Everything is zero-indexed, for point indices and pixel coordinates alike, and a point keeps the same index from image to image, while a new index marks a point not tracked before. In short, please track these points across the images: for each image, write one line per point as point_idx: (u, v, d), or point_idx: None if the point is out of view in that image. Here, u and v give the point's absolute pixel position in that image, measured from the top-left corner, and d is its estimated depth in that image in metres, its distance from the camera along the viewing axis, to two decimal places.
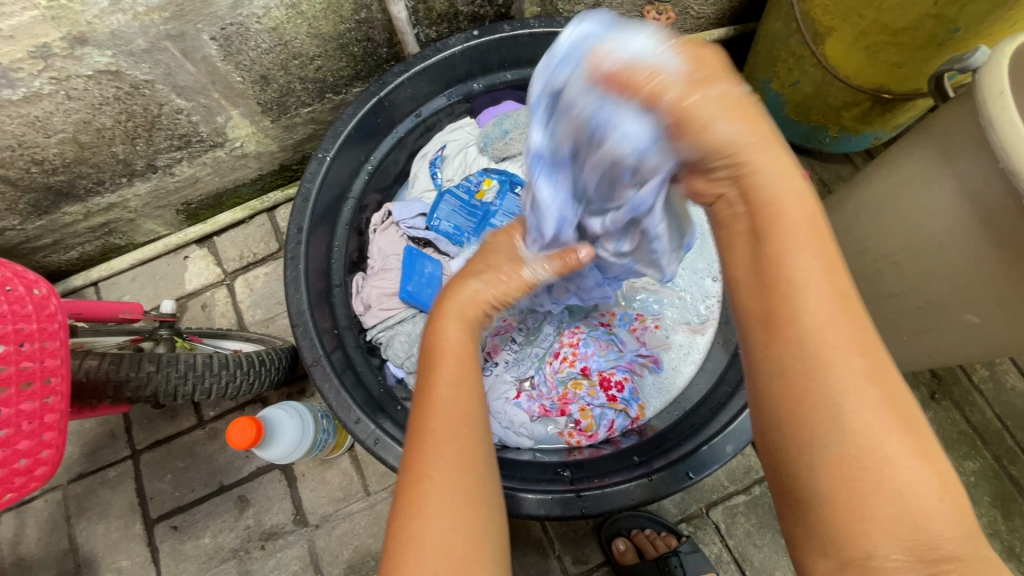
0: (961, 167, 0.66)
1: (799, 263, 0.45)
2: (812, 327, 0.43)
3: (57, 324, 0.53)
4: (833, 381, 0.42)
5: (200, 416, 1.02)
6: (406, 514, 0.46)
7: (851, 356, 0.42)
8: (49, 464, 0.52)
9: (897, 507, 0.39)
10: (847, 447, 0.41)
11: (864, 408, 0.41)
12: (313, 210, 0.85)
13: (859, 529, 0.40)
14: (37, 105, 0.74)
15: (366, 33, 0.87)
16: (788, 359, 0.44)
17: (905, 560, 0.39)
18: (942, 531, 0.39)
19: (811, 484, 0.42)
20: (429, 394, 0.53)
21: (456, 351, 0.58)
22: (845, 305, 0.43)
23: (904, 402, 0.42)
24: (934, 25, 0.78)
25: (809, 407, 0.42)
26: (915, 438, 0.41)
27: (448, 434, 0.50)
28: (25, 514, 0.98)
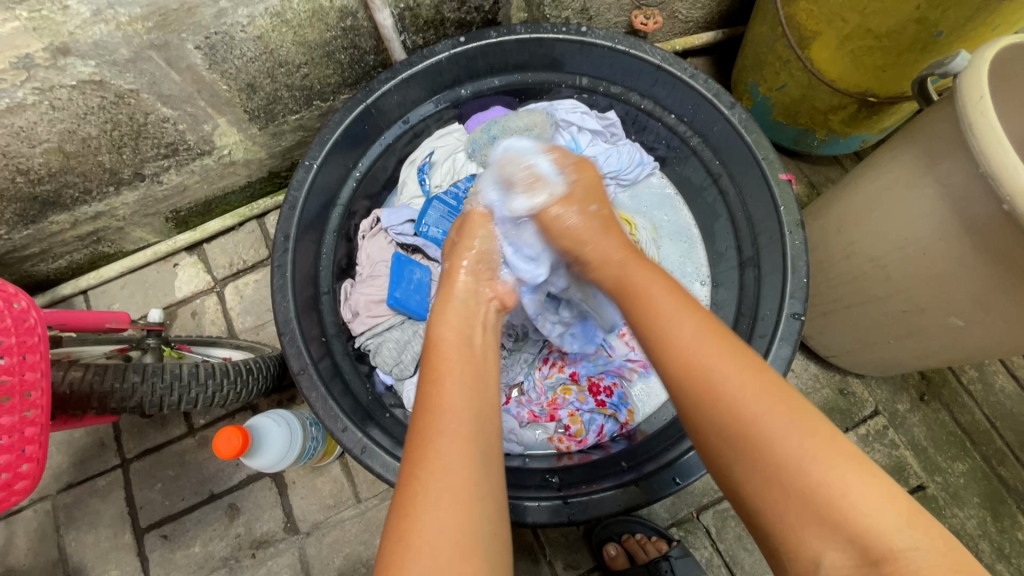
0: (943, 172, 0.66)
1: (675, 316, 0.56)
2: (698, 361, 0.52)
3: (38, 338, 0.53)
4: (719, 408, 0.49)
5: (190, 424, 1.01)
6: (395, 522, 0.47)
7: (730, 379, 0.50)
8: (29, 478, 0.52)
9: (823, 513, 0.43)
10: (757, 462, 0.46)
11: (756, 420, 0.47)
12: (300, 217, 0.85)
13: (796, 538, 0.44)
14: (20, 115, 0.74)
15: (352, 41, 0.87)
16: (696, 395, 0.51)
17: (845, 559, 0.42)
18: (872, 525, 0.42)
19: (752, 508, 0.47)
20: (433, 390, 0.54)
21: (447, 348, 0.58)
22: (720, 344, 0.52)
23: (807, 413, 0.48)
24: (917, 30, 0.79)
25: (713, 433, 0.49)
26: (815, 438, 0.46)
27: (436, 433, 0.50)
28: (14, 524, 0.97)
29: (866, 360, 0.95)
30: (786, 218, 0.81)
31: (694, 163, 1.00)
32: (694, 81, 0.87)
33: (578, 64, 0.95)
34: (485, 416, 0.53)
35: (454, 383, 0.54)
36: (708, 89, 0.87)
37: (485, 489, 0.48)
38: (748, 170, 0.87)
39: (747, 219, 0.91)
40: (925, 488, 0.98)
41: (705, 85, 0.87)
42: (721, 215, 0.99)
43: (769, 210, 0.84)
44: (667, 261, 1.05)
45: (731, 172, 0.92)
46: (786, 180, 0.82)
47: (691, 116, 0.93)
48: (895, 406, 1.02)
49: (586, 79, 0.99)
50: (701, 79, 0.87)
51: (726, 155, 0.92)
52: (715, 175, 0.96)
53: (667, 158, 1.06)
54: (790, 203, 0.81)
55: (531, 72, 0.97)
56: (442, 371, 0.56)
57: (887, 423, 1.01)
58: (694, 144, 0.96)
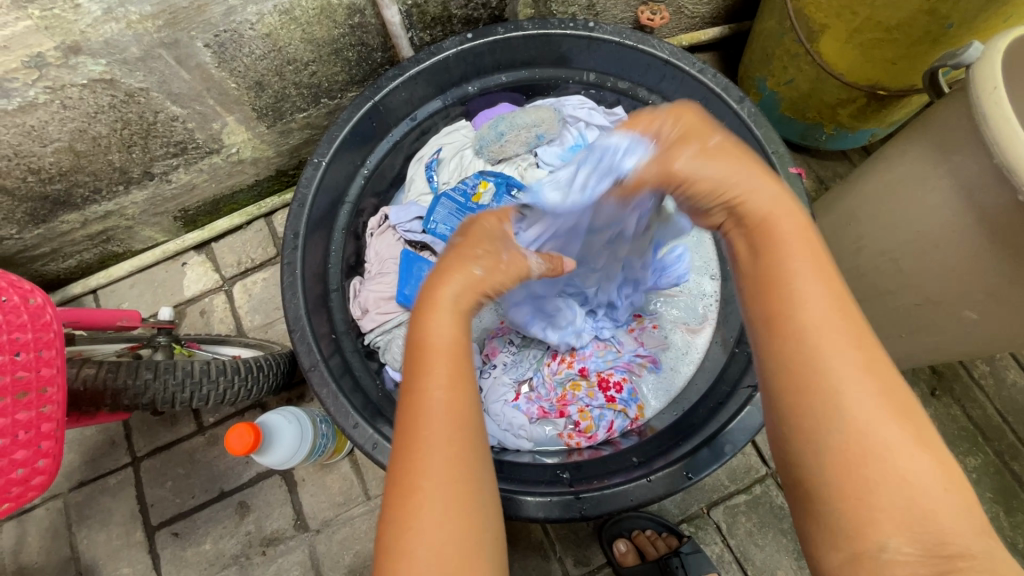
0: (956, 163, 0.66)
1: (795, 274, 0.47)
2: (817, 326, 0.44)
3: (54, 334, 0.53)
4: (831, 378, 0.43)
5: (200, 422, 1.02)
6: (395, 532, 0.44)
7: (846, 353, 0.44)
8: (46, 474, 0.52)
9: (904, 502, 0.40)
10: (851, 440, 0.41)
11: (864, 400, 0.42)
12: (309, 214, 0.85)
13: (866, 521, 0.40)
14: (32, 114, 0.75)
15: (360, 38, 0.87)
16: (785, 360, 0.45)
17: (911, 547, 0.39)
18: (949, 522, 0.39)
19: (819, 477, 0.42)
20: (420, 395, 0.48)
21: (443, 346, 0.50)
22: (841, 318, 0.45)
23: (899, 399, 0.43)
24: (928, 22, 0.78)
25: (814, 398, 0.43)
26: (911, 430, 0.42)
27: (434, 448, 0.46)
28: (26, 523, 0.98)
29: None
30: None
31: None
32: (702, 75, 0.87)
33: (585, 59, 0.95)
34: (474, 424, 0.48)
35: (442, 391, 0.48)
36: (717, 84, 0.87)
37: (475, 498, 0.46)
38: None
39: None
40: None
41: (714, 79, 0.87)
42: None
43: None
44: None
45: None
46: (796, 172, 0.82)
47: None
48: None
49: (594, 75, 0.99)
50: (710, 74, 0.87)
51: None
52: None
53: None
54: (800, 197, 0.81)
55: (538, 68, 0.97)
56: (427, 373, 0.49)
57: None
58: None
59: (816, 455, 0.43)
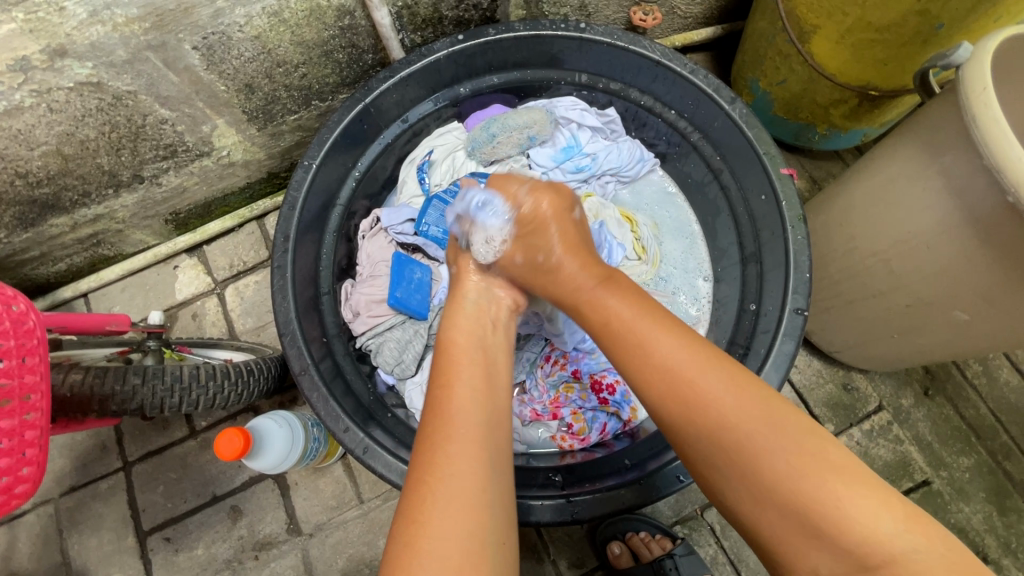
0: (946, 165, 0.65)
1: (656, 338, 0.55)
2: (676, 388, 0.51)
3: (37, 340, 0.52)
4: (706, 432, 0.49)
5: (192, 426, 1.01)
6: (406, 526, 0.46)
7: (710, 395, 0.50)
8: (31, 481, 0.52)
9: (816, 525, 0.44)
10: (749, 481, 0.47)
11: (751, 443, 0.47)
12: (300, 217, 0.85)
13: (797, 549, 0.44)
14: (18, 117, 0.74)
15: (350, 40, 0.87)
16: (676, 414, 0.51)
17: (841, 567, 0.42)
18: (869, 534, 0.42)
19: (748, 521, 0.47)
20: (441, 397, 0.54)
21: (466, 354, 0.60)
22: (703, 367, 0.52)
23: (794, 423, 0.48)
24: (918, 22, 0.78)
25: (703, 457, 0.49)
26: (808, 452, 0.46)
27: (454, 440, 0.50)
28: (17, 529, 0.97)
29: (869, 356, 0.94)
30: (787, 213, 0.80)
31: (695, 159, 0.99)
32: (694, 76, 0.87)
33: (577, 61, 0.95)
34: (495, 420, 0.53)
35: (463, 388, 0.55)
36: (708, 84, 0.87)
37: (496, 493, 0.48)
38: (749, 165, 0.87)
39: (748, 215, 0.90)
40: (930, 483, 0.97)
41: (705, 80, 0.87)
42: (722, 211, 0.98)
43: (771, 205, 0.84)
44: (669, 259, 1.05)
45: (732, 168, 0.91)
46: (788, 174, 0.82)
47: (692, 111, 0.93)
48: (899, 401, 1.01)
49: (585, 76, 0.98)
50: (702, 75, 0.86)
51: (726, 150, 0.91)
52: (716, 171, 0.95)
53: (667, 154, 1.05)
54: (792, 197, 0.81)
55: (530, 70, 0.97)
56: (451, 379, 0.56)
57: (892, 418, 1.00)
58: (695, 140, 0.96)
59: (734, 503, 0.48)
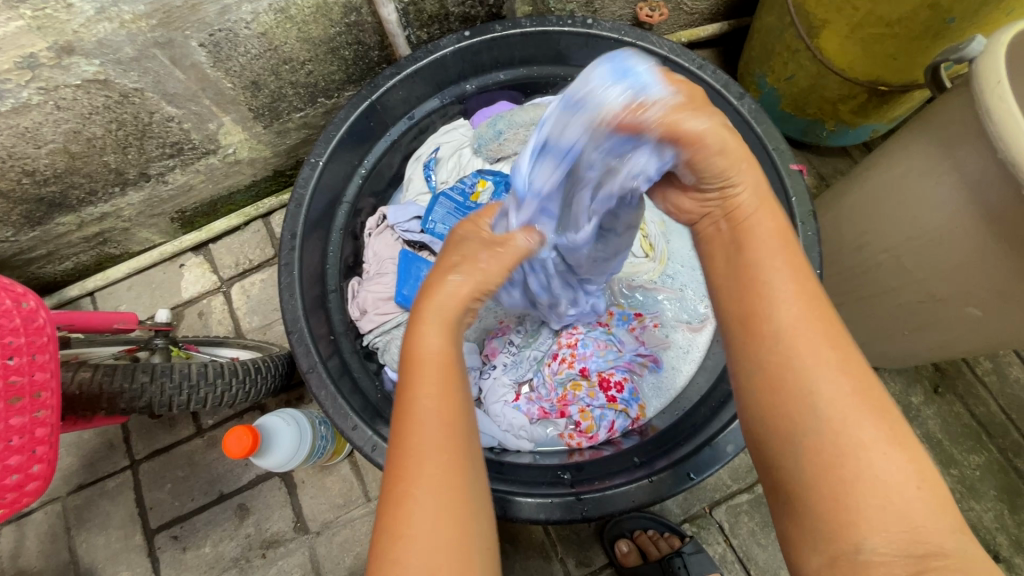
0: (960, 159, 0.65)
1: (782, 275, 0.50)
2: (791, 327, 0.47)
3: (47, 337, 0.52)
4: (805, 375, 0.45)
5: (199, 424, 1.01)
6: (389, 539, 0.44)
7: (821, 355, 0.45)
8: (41, 480, 0.52)
9: (882, 500, 0.41)
10: (829, 437, 0.43)
11: (847, 401, 0.43)
12: (307, 215, 0.84)
13: (846, 521, 0.41)
14: (25, 115, 0.74)
15: (356, 36, 0.86)
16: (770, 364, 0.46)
17: (889, 548, 0.40)
18: (928, 522, 0.40)
19: (797, 478, 0.43)
20: (412, 404, 0.48)
21: (436, 357, 0.51)
22: (818, 315, 0.47)
23: (878, 399, 0.44)
24: (929, 16, 0.77)
25: (794, 396, 0.45)
26: (897, 430, 0.43)
27: (431, 452, 0.46)
28: (24, 527, 0.97)
29: (879, 353, 0.94)
30: (798, 209, 0.80)
31: None
32: (702, 72, 0.86)
33: (583, 57, 0.94)
34: (470, 424, 0.49)
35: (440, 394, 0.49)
36: (716, 80, 0.86)
37: (476, 499, 0.47)
38: (758, 161, 0.86)
39: None
40: (941, 481, 0.96)
41: (713, 75, 0.86)
42: None
43: (780, 201, 0.83)
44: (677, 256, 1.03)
45: None
46: (797, 170, 0.81)
47: None
48: (909, 399, 1.00)
49: None
50: (710, 70, 0.86)
51: None
52: None
53: None
54: (801, 193, 0.80)
55: (537, 66, 0.97)
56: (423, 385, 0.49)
57: (901, 416, 1.00)
58: None
59: (793, 455, 0.44)
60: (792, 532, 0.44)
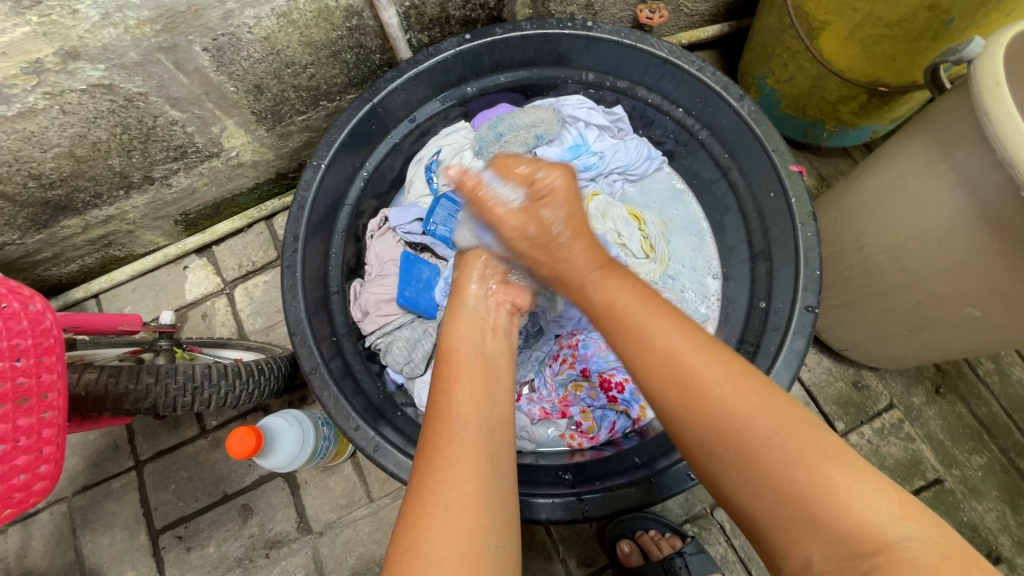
0: (958, 160, 0.65)
1: (656, 328, 0.54)
2: (668, 372, 0.51)
3: (54, 339, 0.53)
4: (703, 420, 0.49)
5: (202, 425, 1.02)
6: (407, 525, 0.47)
7: (711, 388, 0.49)
8: (47, 480, 0.52)
9: (810, 517, 0.43)
10: (745, 473, 0.46)
11: (744, 428, 0.47)
12: (309, 217, 0.85)
13: (790, 537, 0.44)
14: (32, 120, 0.75)
15: (358, 40, 0.87)
16: (675, 415, 0.51)
17: (832, 555, 0.42)
18: (862, 522, 0.42)
19: (744, 506, 0.47)
20: (441, 401, 0.54)
21: (466, 361, 0.59)
22: (701, 354, 0.52)
23: (786, 412, 0.48)
24: (928, 17, 0.78)
25: (705, 441, 0.48)
26: (797, 442, 0.46)
27: (453, 443, 0.50)
28: (30, 527, 0.98)
29: (879, 354, 0.94)
30: (797, 211, 0.80)
31: (702, 157, 0.99)
32: (701, 73, 0.86)
33: (584, 59, 0.95)
34: (498, 426, 0.54)
35: (465, 392, 0.55)
36: (716, 82, 0.86)
37: (494, 496, 0.49)
38: (758, 162, 0.87)
39: (757, 213, 0.90)
40: (943, 482, 0.96)
41: (713, 77, 0.87)
42: (730, 208, 0.98)
43: (780, 202, 0.83)
44: (677, 257, 1.05)
45: (741, 165, 0.91)
46: (797, 171, 0.81)
47: (699, 109, 0.92)
48: (910, 399, 1.01)
49: (592, 74, 0.98)
50: (710, 72, 0.86)
51: (735, 147, 0.91)
52: (724, 169, 0.95)
53: (676, 152, 1.05)
54: (801, 195, 0.81)
55: (537, 69, 0.97)
56: (454, 382, 0.56)
57: (903, 416, 1.00)
58: (703, 137, 0.95)
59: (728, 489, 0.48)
60: (766, 555, 0.47)
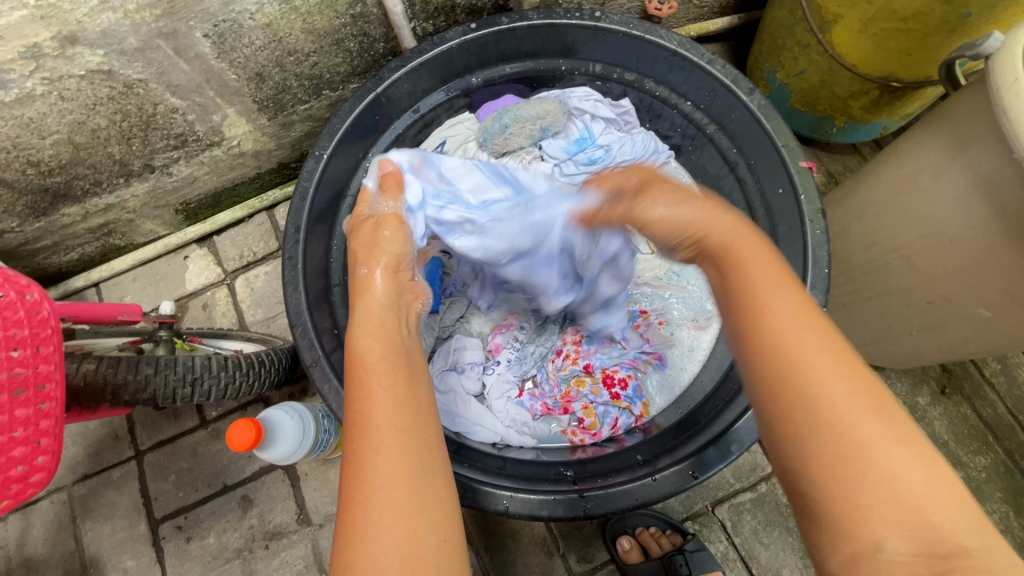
0: (972, 159, 0.64)
1: (768, 290, 0.48)
2: (784, 336, 0.45)
3: (51, 330, 0.52)
4: (792, 372, 0.43)
5: (203, 416, 1.02)
6: (343, 546, 0.45)
7: (815, 356, 0.44)
8: (46, 471, 0.52)
9: (891, 506, 0.39)
10: (829, 443, 0.41)
11: (839, 401, 0.42)
12: (311, 208, 0.84)
13: (860, 520, 0.39)
14: (30, 106, 0.74)
15: (362, 28, 0.85)
16: (781, 358, 0.44)
17: (909, 548, 0.38)
18: (944, 519, 0.38)
19: (808, 477, 0.42)
20: (356, 406, 0.51)
21: (373, 360, 0.55)
22: (806, 318, 0.46)
23: (883, 398, 0.43)
24: (946, 11, 0.76)
25: (792, 395, 0.43)
26: (892, 425, 0.41)
27: (372, 452, 0.48)
28: (30, 515, 0.98)
29: (886, 353, 0.93)
30: (806, 207, 0.79)
31: (710, 152, 0.98)
32: (712, 66, 0.85)
33: (591, 50, 0.93)
34: (425, 421, 0.52)
35: (381, 395, 0.51)
36: (726, 75, 0.85)
37: (428, 496, 0.47)
38: (767, 157, 0.85)
39: (766, 209, 0.88)
40: None
41: (723, 70, 0.85)
42: (738, 204, 0.96)
43: (789, 198, 0.82)
44: None
45: (749, 160, 0.90)
46: (807, 167, 0.80)
47: (708, 102, 0.91)
48: (915, 399, 1.00)
49: (600, 66, 0.97)
50: (720, 65, 0.84)
51: (743, 142, 0.89)
52: (732, 163, 0.94)
53: (682, 147, 1.04)
54: (810, 191, 0.79)
55: (543, 59, 0.96)
56: (369, 386, 0.53)
57: (907, 416, 0.99)
58: (711, 132, 0.94)
59: (802, 460, 0.42)
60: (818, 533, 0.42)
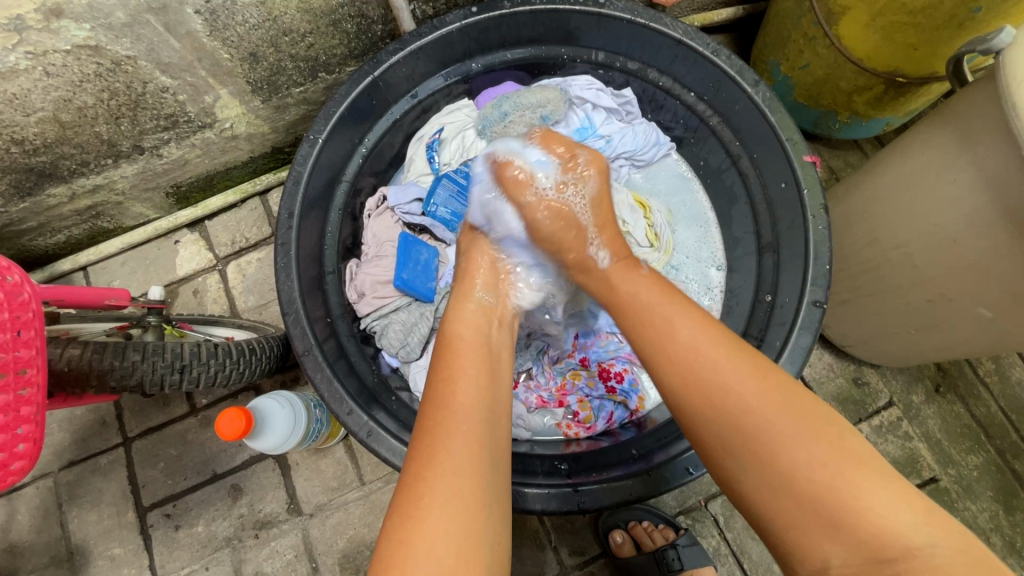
0: (979, 157, 0.63)
1: (678, 323, 0.57)
2: (689, 363, 0.53)
3: (32, 313, 0.50)
4: (704, 398, 0.52)
5: (192, 404, 1.00)
6: (400, 517, 0.45)
7: (739, 386, 0.51)
8: (27, 458, 0.51)
9: (832, 522, 0.45)
10: (755, 461, 0.48)
11: (773, 421, 0.49)
12: (304, 193, 0.82)
13: (809, 539, 0.46)
14: (13, 81, 0.71)
15: (359, 9, 0.83)
16: (702, 398, 0.52)
17: (853, 559, 0.44)
18: (885, 532, 0.43)
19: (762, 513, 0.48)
20: (442, 391, 0.53)
21: (471, 348, 0.58)
22: (732, 356, 0.53)
23: (820, 424, 0.49)
24: (955, 5, 0.74)
25: (709, 419, 0.51)
26: (823, 437, 0.48)
27: (454, 436, 0.49)
28: (15, 501, 0.96)
29: (883, 350, 0.92)
30: (809, 202, 0.78)
31: (712, 145, 0.97)
32: (716, 57, 0.83)
33: (593, 38, 0.91)
34: (498, 418, 0.53)
35: (466, 382, 0.54)
36: (731, 66, 0.83)
37: (491, 492, 0.48)
38: (770, 151, 0.84)
39: (767, 205, 0.88)
40: (938, 480, 0.96)
41: (728, 61, 0.83)
42: (739, 198, 0.95)
43: (791, 193, 0.81)
44: (681, 247, 1.03)
45: (752, 154, 0.88)
46: (811, 162, 0.79)
47: (712, 94, 0.89)
48: (910, 397, 1.00)
49: (602, 54, 0.95)
50: (725, 55, 0.83)
51: (746, 135, 0.88)
52: (734, 157, 0.92)
53: (684, 138, 1.03)
54: (813, 186, 0.78)
55: (545, 46, 0.94)
56: (455, 373, 0.55)
57: (901, 414, 0.99)
58: (714, 124, 0.93)
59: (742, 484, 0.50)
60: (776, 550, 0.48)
